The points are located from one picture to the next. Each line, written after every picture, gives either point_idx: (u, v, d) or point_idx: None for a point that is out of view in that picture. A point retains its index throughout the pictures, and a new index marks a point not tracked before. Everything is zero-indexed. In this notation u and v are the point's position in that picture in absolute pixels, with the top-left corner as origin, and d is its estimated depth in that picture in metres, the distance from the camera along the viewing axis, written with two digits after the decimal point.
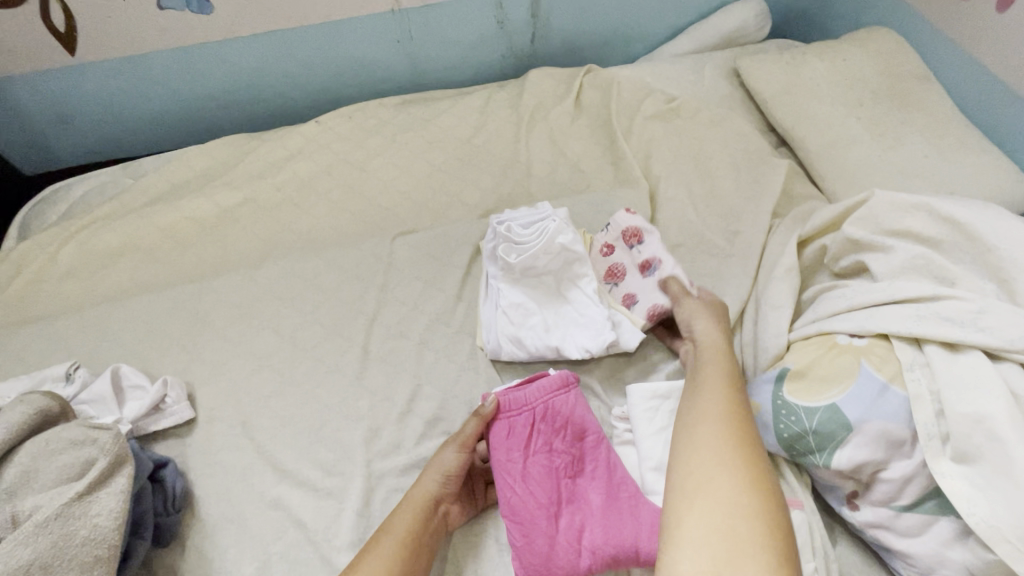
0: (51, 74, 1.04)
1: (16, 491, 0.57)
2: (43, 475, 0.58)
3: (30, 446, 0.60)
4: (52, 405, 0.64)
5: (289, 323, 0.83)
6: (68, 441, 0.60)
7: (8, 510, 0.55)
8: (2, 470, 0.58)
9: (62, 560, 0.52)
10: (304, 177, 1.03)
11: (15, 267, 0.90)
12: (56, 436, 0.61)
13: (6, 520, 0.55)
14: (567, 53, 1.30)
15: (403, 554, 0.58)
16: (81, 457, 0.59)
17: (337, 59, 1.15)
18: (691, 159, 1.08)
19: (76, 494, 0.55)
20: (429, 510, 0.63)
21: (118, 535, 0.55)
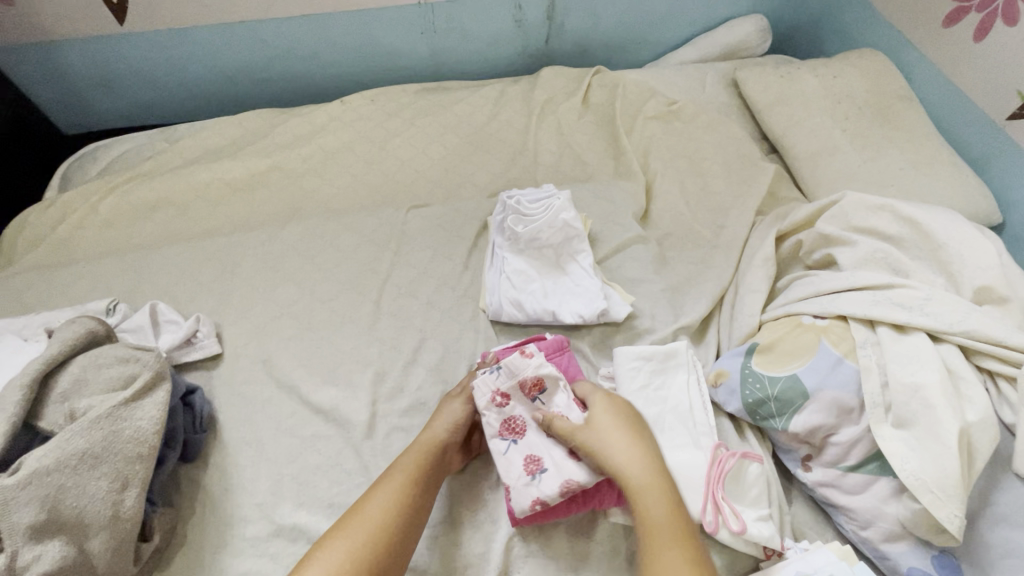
0: (100, 40, 1.12)
1: (69, 395, 0.64)
2: (93, 383, 0.65)
3: (81, 359, 0.67)
4: (100, 328, 0.72)
5: (310, 277, 0.91)
6: (114, 356, 0.68)
7: (63, 409, 0.63)
8: (56, 377, 0.65)
9: (111, 452, 0.60)
10: (328, 151, 1.12)
11: (59, 213, 0.98)
12: (102, 352, 0.68)
13: (61, 418, 0.62)
14: (578, 54, 1.39)
15: (407, 488, 0.66)
16: (126, 371, 0.67)
17: (364, 45, 1.23)
18: (686, 158, 1.17)
19: (123, 399, 0.63)
20: (436, 453, 0.70)
21: (157, 439, 0.63)
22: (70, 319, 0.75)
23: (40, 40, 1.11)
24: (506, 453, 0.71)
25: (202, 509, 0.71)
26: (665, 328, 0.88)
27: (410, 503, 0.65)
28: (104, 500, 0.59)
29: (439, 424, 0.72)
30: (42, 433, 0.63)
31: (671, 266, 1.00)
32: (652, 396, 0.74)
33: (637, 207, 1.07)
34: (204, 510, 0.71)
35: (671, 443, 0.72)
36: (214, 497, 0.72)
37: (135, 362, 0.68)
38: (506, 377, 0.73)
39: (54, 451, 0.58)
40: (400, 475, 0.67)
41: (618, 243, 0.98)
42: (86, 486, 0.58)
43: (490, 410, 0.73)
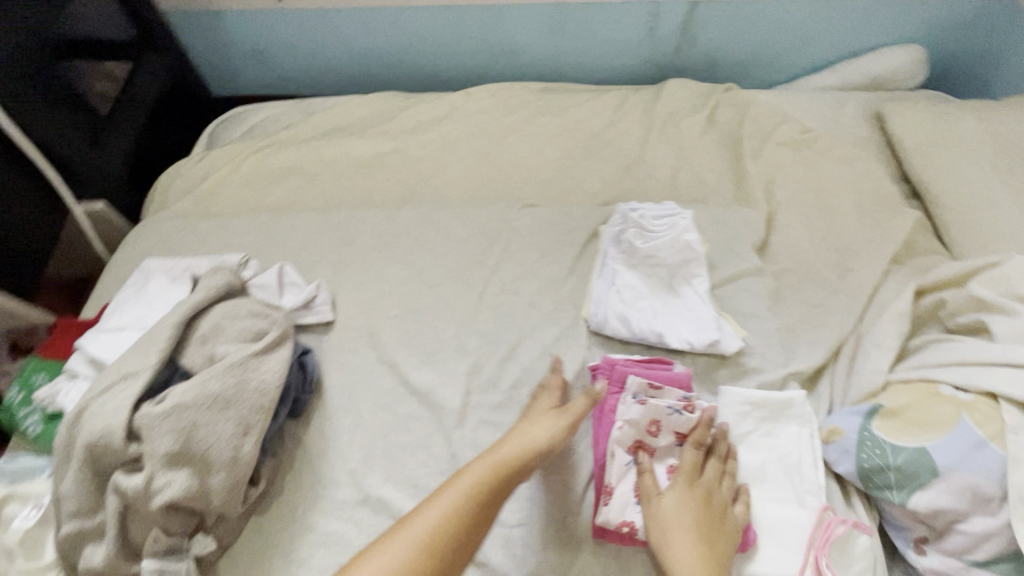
0: (259, 13, 1.21)
1: (207, 340, 0.70)
2: (227, 332, 0.71)
3: (218, 309, 0.73)
4: (235, 281, 0.78)
5: (419, 261, 0.94)
6: (247, 311, 0.73)
7: (203, 352, 0.68)
8: (198, 321, 0.71)
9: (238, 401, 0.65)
10: (447, 140, 1.15)
11: (208, 169, 1.08)
12: (239, 306, 0.73)
13: (201, 359, 0.68)
14: (707, 69, 1.33)
15: (466, 502, 0.67)
16: (256, 326, 0.72)
17: (494, 39, 1.25)
18: (815, 191, 1.09)
19: (253, 352, 0.68)
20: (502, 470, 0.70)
21: (277, 394, 0.67)
22: (211, 270, 0.82)
23: (210, 9, 1.21)
24: (625, 467, 0.70)
25: (300, 464, 0.75)
26: (774, 370, 0.83)
27: (472, 526, 0.66)
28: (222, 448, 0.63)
29: (552, 438, 0.68)
30: (182, 370, 0.68)
31: (786, 304, 0.93)
32: (756, 442, 0.71)
33: (756, 236, 1.01)
34: (301, 465, 0.75)
35: (770, 495, 0.68)
36: (311, 455, 0.76)
37: (264, 319, 0.73)
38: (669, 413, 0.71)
39: (194, 387, 0.63)
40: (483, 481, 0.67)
41: (732, 272, 0.93)
42: (214, 426, 0.63)
43: (634, 427, 0.71)
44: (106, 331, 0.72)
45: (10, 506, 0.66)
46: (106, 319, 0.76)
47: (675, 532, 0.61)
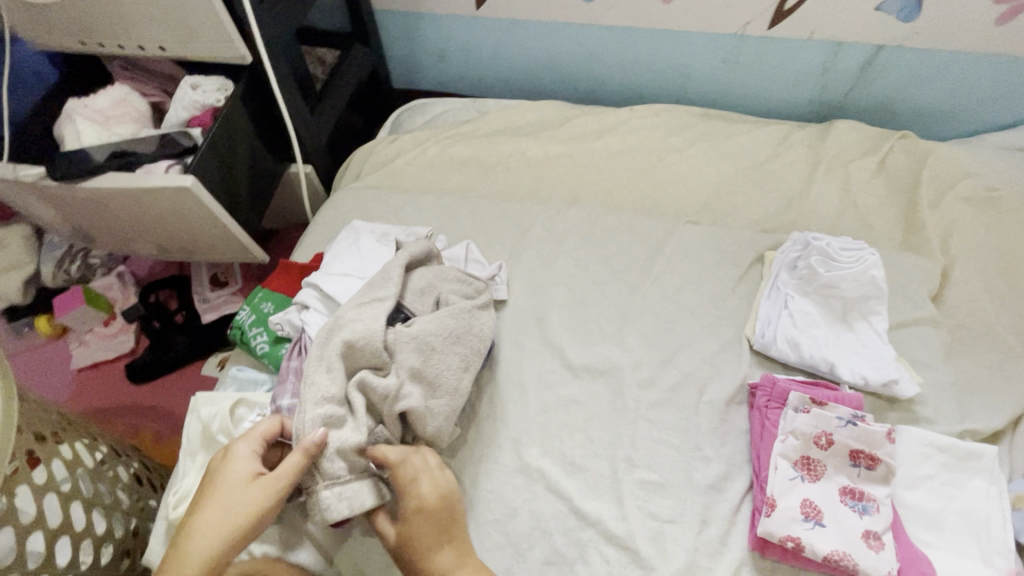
0: (454, 19, 1.33)
1: (426, 291, 0.81)
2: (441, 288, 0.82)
3: (429, 270, 0.83)
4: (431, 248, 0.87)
5: (584, 258, 0.99)
6: (455, 276, 0.85)
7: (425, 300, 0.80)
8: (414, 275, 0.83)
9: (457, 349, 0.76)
10: (612, 151, 1.20)
11: (398, 150, 1.21)
12: (445, 271, 0.85)
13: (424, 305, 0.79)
14: (878, 113, 1.29)
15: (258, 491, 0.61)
16: (463, 290, 0.84)
17: (666, 62, 1.29)
18: (997, 251, 1.03)
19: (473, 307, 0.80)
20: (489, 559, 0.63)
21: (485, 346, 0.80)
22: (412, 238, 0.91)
23: (412, 10, 1.34)
24: (789, 480, 0.67)
25: (467, 422, 0.82)
26: (950, 424, 0.79)
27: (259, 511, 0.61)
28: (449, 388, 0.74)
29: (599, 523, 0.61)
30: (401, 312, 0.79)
31: (961, 361, 0.89)
32: (938, 490, 0.69)
33: (931, 287, 0.97)
34: (468, 423, 0.82)
35: (950, 546, 0.66)
36: (478, 416, 0.82)
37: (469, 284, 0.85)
38: (853, 432, 0.68)
39: (436, 326, 0.75)
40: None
41: (906, 318, 0.90)
42: (445, 357, 0.74)
43: (807, 440, 0.69)
44: (333, 275, 0.83)
45: (240, 409, 0.76)
46: (326, 263, 0.86)
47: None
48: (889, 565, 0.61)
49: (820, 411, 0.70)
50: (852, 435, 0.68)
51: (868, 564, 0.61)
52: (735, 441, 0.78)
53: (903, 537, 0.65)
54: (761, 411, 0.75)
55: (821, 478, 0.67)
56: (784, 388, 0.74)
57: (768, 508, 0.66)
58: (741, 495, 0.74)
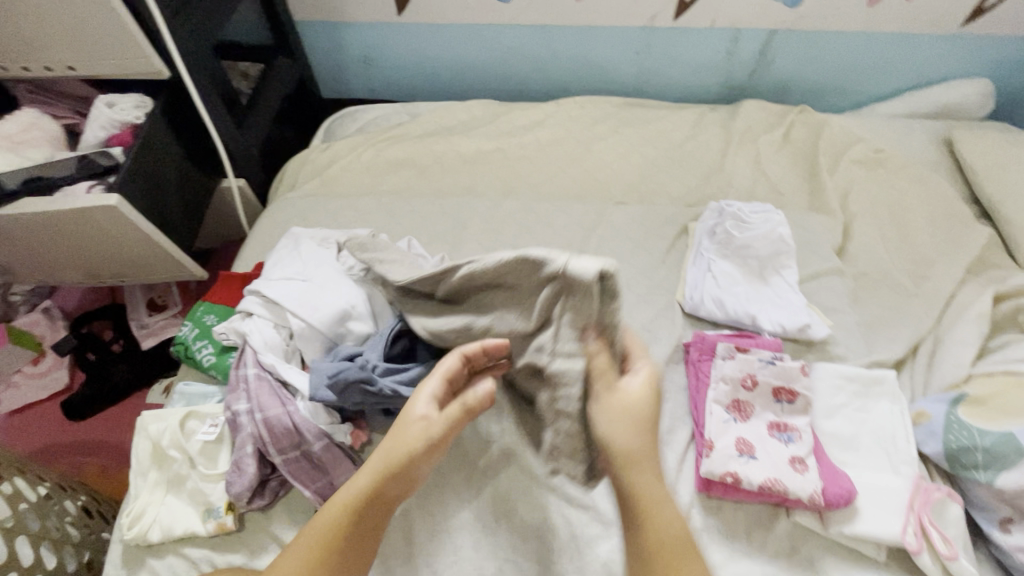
0: (377, 26, 1.34)
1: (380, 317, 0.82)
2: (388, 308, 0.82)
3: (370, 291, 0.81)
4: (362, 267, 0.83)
5: (524, 244, 1.04)
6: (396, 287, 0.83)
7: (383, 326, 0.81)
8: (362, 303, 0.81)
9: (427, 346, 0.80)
10: (542, 143, 1.26)
11: (332, 157, 1.22)
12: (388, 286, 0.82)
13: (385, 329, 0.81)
14: (779, 92, 1.41)
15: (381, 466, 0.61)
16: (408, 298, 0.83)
17: (585, 56, 1.36)
18: (888, 205, 1.15)
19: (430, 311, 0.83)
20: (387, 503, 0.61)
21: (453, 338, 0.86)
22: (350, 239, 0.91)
23: (333, 19, 1.35)
24: (724, 422, 0.75)
25: None
26: (860, 359, 0.89)
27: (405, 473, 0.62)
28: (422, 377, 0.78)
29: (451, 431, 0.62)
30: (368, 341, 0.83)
31: (865, 304, 1.00)
32: (852, 415, 0.78)
33: (835, 241, 1.07)
34: None
35: (867, 463, 0.74)
36: None
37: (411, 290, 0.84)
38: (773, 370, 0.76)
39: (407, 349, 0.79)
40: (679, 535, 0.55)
41: (816, 270, 1.00)
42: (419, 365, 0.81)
43: (735, 384, 0.76)
44: (275, 280, 0.82)
45: (190, 422, 0.75)
46: (267, 270, 0.86)
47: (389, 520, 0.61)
48: (813, 485, 0.69)
49: (742, 356, 0.78)
50: (773, 375, 0.76)
51: (796, 485, 0.68)
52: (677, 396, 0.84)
53: (825, 459, 0.72)
54: (694, 365, 0.83)
55: (751, 416, 0.75)
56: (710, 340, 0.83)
57: (708, 449, 0.72)
58: (685, 444, 0.79)
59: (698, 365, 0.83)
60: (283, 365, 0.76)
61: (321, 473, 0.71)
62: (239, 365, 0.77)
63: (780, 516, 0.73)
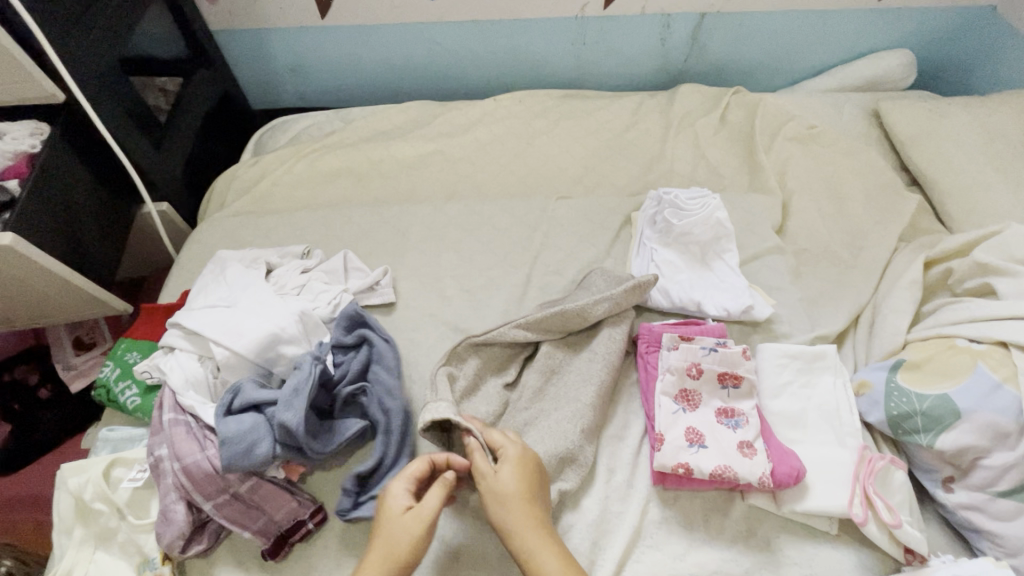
0: (299, 31, 1.28)
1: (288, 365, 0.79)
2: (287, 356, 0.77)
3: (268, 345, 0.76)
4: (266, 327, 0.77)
5: (468, 248, 1.01)
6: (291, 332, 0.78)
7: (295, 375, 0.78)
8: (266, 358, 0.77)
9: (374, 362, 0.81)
10: (481, 141, 1.22)
11: (262, 172, 1.16)
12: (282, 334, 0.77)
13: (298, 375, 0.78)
14: (715, 75, 1.42)
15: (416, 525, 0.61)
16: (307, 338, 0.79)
17: (519, 50, 1.34)
18: (824, 180, 1.17)
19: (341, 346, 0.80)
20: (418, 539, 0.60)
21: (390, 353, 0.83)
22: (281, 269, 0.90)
23: (252, 26, 1.27)
24: (673, 414, 0.75)
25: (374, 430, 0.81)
26: (804, 335, 0.90)
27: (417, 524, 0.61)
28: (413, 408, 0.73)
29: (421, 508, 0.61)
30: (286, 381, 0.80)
31: (807, 280, 1.01)
32: (797, 393, 0.79)
33: (775, 220, 1.09)
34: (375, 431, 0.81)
35: (814, 438, 0.76)
36: None
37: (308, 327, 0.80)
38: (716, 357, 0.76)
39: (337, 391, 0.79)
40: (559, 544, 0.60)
41: (758, 250, 1.01)
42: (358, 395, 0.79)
43: (681, 374, 0.77)
44: (198, 308, 0.79)
45: (116, 470, 0.71)
46: (191, 300, 0.83)
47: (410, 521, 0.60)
48: (761, 467, 0.69)
49: (687, 345, 0.78)
50: (717, 362, 0.77)
51: (745, 470, 0.69)
52: (629, 389, 0.84)
53: (772, 440, 0.74)
54: (643, 357, 0.82)
55: (698, 405, 0.75)
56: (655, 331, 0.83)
57: (658, 443, 0.72)
58: (639, 438, 0.79)
59: (646, 358, 0.82)
60: (205, 404, 0.73)
61: (260, 511, 0.69)
62: (159, 407, 0.73)
63: (735, 499, 0.74)
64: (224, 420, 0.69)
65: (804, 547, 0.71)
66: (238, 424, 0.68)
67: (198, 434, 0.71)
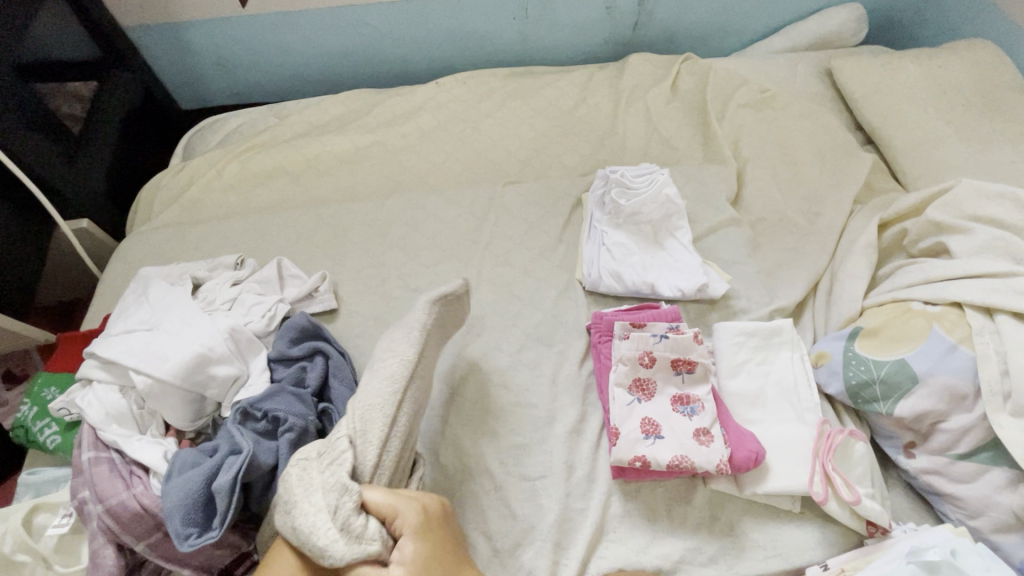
0: (220, 22, 1.19)
1: (221, 394, 0.74)
2: (216, 382, 0.72)
3: (194, 371, 0.70)
4: (188, 348, 0.71)
5: (415, 244, 0.96)
6: (219, 355, 0.73)
7: (228, 403, 0.74)
8: (191, 386, 0.71)
9: (329, 375, 0.77)
10: (424, 128, 1.16)
11: (189, 179, 1.09)
12: (209, 358, 0.72)
13: (229, 403, 0.74)
14: (664, 42, 1.37)
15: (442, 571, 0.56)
16: (233, 362, 0.74)
17: (458, 28, 1.27)
18: (779, 144, 1.14)
19: (277, 356, 0.77)
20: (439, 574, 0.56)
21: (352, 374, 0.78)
22: (210, 283, 0.85)
23: (167, 21, 1.18)
24: (627, 405, 0.73)
25: None
26: (761, 309, 0.88)
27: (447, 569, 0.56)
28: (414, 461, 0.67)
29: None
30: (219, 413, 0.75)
31: (764, 251, 0.99)
32: (753, 371, 0.77)
33: (730, 190, 1.06)
34: None
35: (773, 417, 0.75)
36: None
37: (234, 349, 0.75)
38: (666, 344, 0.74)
39: None
40: None
41: (712, 224, 0.98)
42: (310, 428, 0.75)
43: (633, 363, 0.74)
44: (116, 335, 0.73)
45: (38, 516, 0.66)
46: (110, 325, 0.77)
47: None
48: (719, 454, 0.68)
49: (638, 334, 0.76)
50: (673, 350, 0.74)
51: (702, 459, 0.67)
52: (586, 378, 0.81)
53: (730, 423, 0.72)
54: (595, 347, 0.80)
55: (653, 394, 0.73)
56: (608, 320, 0.80)
57: (614, 438, 0.70)
58: (598, 431, 0.76)
59: (598, 348, 0.80)
60: (130, 438, 0.68)
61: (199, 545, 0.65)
62: (78, 447, 0.68)
63: (698, 486, 0.72)
64: (169, 480, 0.64)
65: (769, 529, 0.69)
66: (177, 482, 0.63)
67: (123, 471, 0.67)
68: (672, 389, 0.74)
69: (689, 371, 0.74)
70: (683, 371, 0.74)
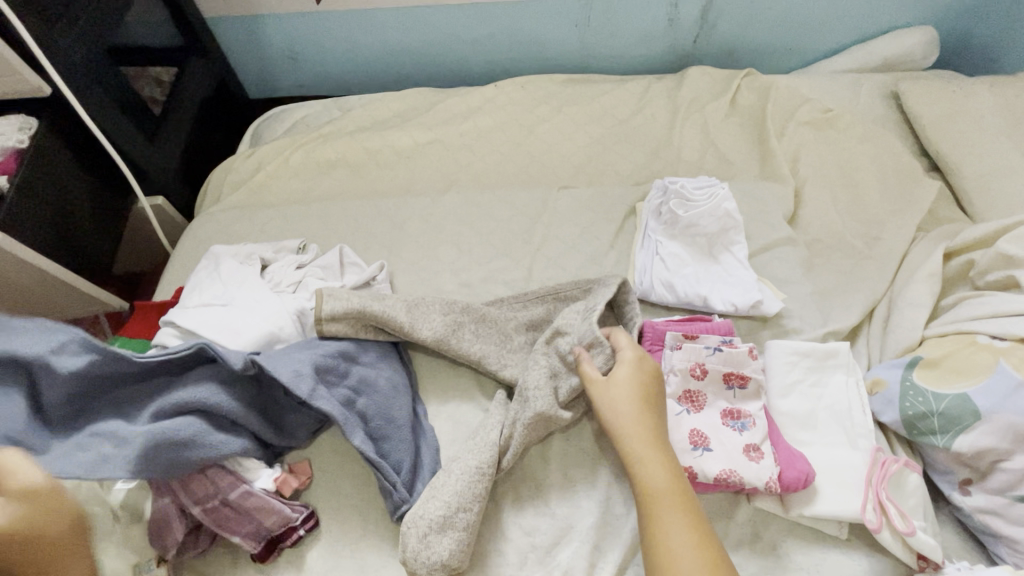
0: (295, 17, 1.24)
1: None
2: None
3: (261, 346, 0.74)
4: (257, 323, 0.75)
5: (469, 241, 0.99)
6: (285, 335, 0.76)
7: None
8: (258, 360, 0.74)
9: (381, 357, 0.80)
10: (482, 129, 1.18)
11: (257, 164, 1.14)
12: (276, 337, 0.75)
13: None
14: (725, 56, 1.36)
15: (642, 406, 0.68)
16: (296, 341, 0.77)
17: (520, 33, 1.29)
18: (839, 165, 1.12)
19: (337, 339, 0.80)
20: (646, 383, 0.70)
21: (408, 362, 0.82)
22: (276, 264, 0.89)
23: (246, 14, 1.24)
24: (676, 416, 0.73)
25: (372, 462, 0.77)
26: (815, 330, 0.87)
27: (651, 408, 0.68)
28: (490, 446, 0.71)
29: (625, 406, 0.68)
30: None
31: (819, 272, 0.97)
32: (806, 392, 0.76)
33: (787, 209, 1.04)
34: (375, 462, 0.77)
35: (825, 439, 0.74)
36: None
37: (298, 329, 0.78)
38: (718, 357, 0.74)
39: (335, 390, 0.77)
40: (684, 521, 0.59)
41: (768, 242, 0.97)
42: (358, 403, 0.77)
43: (684, 375, 0.74)
44: (192, 307, 0.78)
45: None
46: (185, 297, 0.81)
47: (621, 402, 0.68)
48: (768, 471, 0.67)
49: (690, 345, 0.76)
50: (726, 363, 0.74)
51: (751, 474, 0.67)
52: None
53: (780, 442, 0.71)
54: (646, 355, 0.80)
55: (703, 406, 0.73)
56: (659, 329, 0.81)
57: None
58: None
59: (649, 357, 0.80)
60: None
61: (248, 516, 0.68)
62: None
63: (743, 502, 0.71)
64: (214, 435, 0.68)
65: (813, 552, 0.68)
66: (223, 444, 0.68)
67: None
68: (722, 403, 0.73)
69: (740, 386, 0.73)
70: (735, 386, 0.73)
